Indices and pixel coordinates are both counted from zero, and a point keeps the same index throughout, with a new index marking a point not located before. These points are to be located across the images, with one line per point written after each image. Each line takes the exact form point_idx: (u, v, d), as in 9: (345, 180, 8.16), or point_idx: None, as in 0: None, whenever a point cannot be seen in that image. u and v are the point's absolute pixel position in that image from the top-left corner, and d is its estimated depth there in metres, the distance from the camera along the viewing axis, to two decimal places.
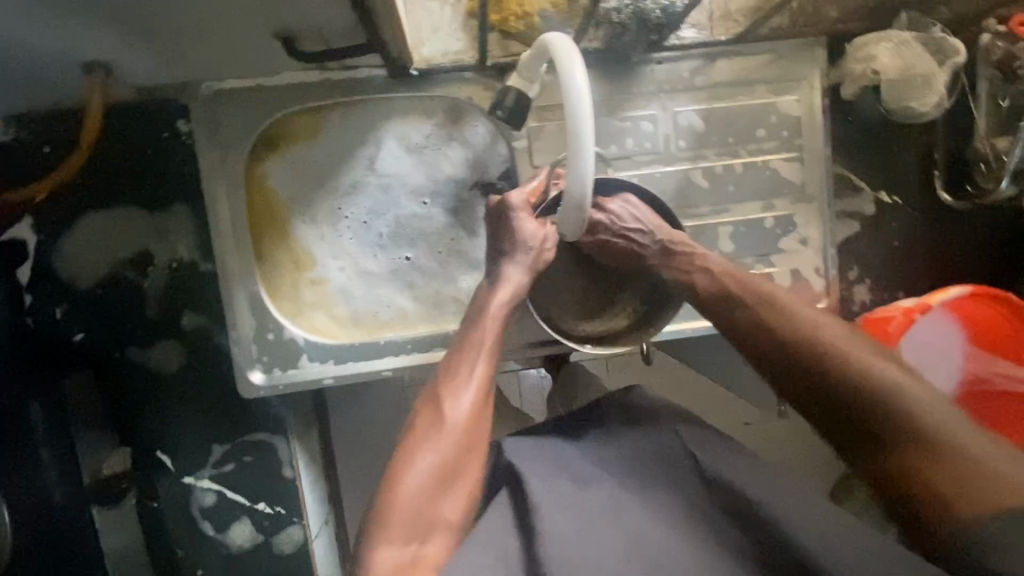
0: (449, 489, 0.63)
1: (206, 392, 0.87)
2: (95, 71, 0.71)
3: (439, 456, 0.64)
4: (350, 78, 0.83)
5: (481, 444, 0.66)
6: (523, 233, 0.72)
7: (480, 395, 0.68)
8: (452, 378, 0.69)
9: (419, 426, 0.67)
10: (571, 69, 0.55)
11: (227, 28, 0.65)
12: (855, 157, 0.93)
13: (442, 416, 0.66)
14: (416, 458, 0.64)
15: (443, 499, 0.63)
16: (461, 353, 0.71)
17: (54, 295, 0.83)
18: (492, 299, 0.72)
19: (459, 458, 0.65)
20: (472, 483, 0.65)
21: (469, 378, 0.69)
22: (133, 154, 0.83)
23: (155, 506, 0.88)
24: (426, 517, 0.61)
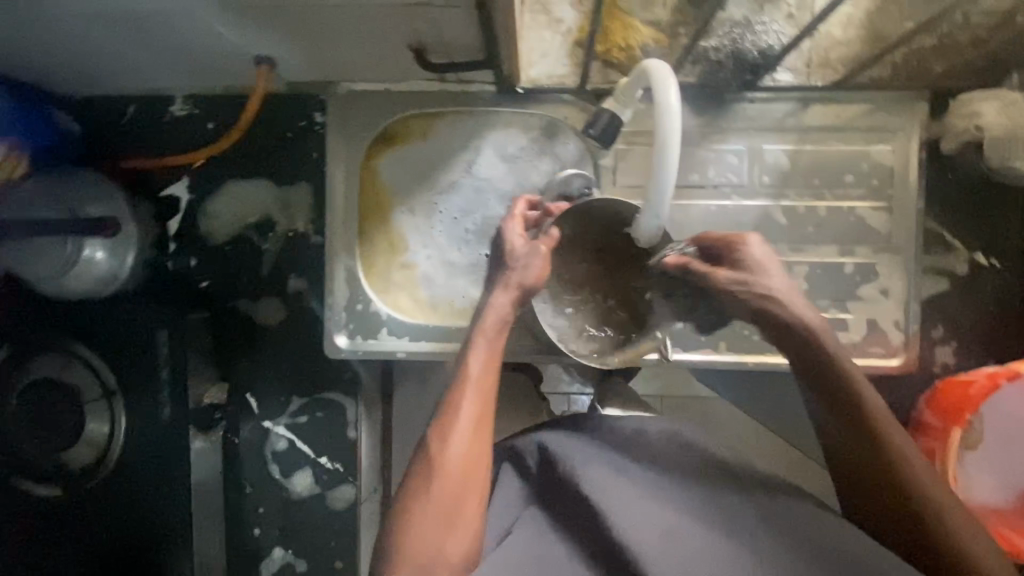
0: (448, 534, 0.65)
1: (296, 348, 0.99)
2: (263, 65, 0.86)
3: (433, 499, 0.66)
4: (463, 90, 0.93)
5: (476, 482, 0.67)
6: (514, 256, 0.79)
7: (476, 422, 0.70)
8: (445, 418, 0.70)
9: (415, 471, 0.69)
10: (666, 113, 0.60)
11: (373, 36, 0.77)
12: (950, 213, 0.90)
13: (436, 459, 0.68)
14: (411, 506, 0.66)
15: (447, 541, 0.64)
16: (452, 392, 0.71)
17: (191, 246, 0.99)
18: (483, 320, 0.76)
19: (456, 501, 0.66)
20: (466, 526, 0.65)
21: (459, 414, 0.70)
22: (274, 136, 0.98)
23: (236, 442, 1.00)
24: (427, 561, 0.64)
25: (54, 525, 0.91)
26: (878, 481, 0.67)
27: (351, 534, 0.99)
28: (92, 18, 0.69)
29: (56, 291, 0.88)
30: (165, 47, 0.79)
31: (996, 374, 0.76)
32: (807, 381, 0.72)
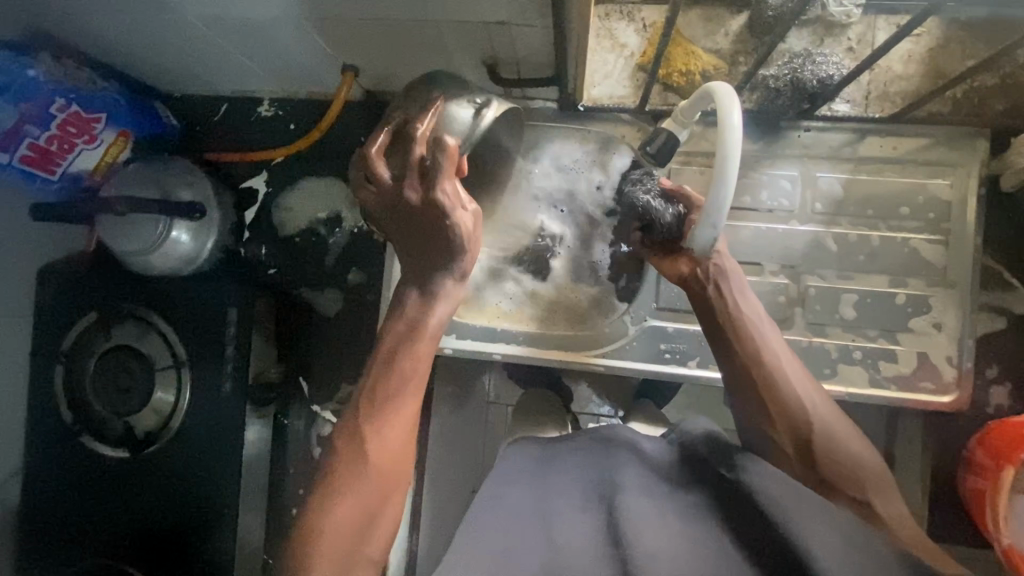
0: (356, 535, 0.66)
1: (352, 336, 1.05)
2: (349, 73, 0.93)
3: (354, 501, 0.67)
4: (527, 106, 0.99)
5: (382, 488, 0.68)
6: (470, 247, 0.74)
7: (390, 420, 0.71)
8: (375, 417, 0.71)
9: (339, 470, 0.69)
10: (730, 143, 0.62)
11: (452, 50, 0.84)
12: (1009, 252, 0.89)
13: (364, 461, 0.69)
14: (332, 507, 0.66)
15: (366, 541, 0.67)
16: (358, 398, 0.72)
17: (265, 235, 1.07)
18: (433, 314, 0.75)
19: (358, 504, 0.67)
20: (346, 526, 0.66)
21: (393, 414, 0.71)
22: (349, 139, 1.06)
23: (285, 422, 1.05)
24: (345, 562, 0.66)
25: (118, 482, 0.97)
26: (784, 440, 0.75)
27: None
28: (210, 22, 0.78)
29: (145, 267, 0.95)
30: (264, 51, 0.87)
31: None
32: (724, 350, 0.80)
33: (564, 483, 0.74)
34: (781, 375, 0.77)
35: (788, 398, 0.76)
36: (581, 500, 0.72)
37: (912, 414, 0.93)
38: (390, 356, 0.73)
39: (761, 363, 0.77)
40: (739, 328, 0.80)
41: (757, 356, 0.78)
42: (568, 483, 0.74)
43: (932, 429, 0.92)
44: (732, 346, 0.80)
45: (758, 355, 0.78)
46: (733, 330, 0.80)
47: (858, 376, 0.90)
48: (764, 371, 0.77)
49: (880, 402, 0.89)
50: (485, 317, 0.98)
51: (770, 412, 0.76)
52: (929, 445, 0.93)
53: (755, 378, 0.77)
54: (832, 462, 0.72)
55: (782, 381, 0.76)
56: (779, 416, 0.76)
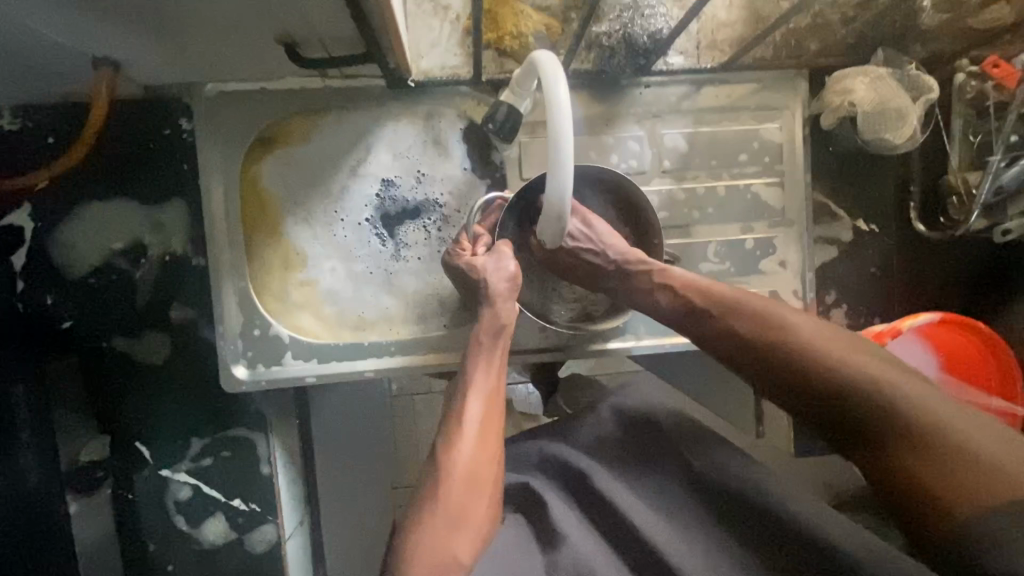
0: (459, 531, 0.60)
1: (189, 385, 0.88)
2: (104, 68, 0.73)
3: (449, 498, 0.61)
4: (350, 87, 0.86)
5: (488, 482, 0.64)
6: (481, 273, 0.75)
7: (488, 417, 0.68)
8: (451, 426, 0.66)
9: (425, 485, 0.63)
10: (558, 109, 0.56)
11: (233, 31, 0.68)
12: (835, 185, 0.96)
13: (444, 467, 0.63)
14: (423, 522, 0.60)
15: (455, 541, 0.60)
16: (459, 392, 0.70)
17: (46, 281, 0.84)
18: (473, 371, 0.71)
19: (466, 497, 0.62)
20: (483, 524, 0.62)
21: (467, 419, 0.66)
22: (134, 148, 0.85)
23: (130, 498, 0.89)
24: (437, 560, 0.58)
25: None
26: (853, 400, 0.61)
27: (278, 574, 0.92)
28: None
29: None
30: None
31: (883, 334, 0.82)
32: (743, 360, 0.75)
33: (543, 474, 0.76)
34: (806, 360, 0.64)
35: (863, 385, 0.60)
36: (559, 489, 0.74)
37: None
38: (491, 366, 0.72)
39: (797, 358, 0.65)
40: (762, 322, 0.68)
41: (798, 351, 0.65)
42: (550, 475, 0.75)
43: None
44: (750, 357, 0.68)
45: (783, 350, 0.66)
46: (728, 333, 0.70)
47: None
48: (820, 369, 0.63)
49: None
50: (347, 332, 0.88)
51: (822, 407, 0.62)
52: None
53: (800, 379, 0.64)
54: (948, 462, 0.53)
55: (842, 370, 0.62)
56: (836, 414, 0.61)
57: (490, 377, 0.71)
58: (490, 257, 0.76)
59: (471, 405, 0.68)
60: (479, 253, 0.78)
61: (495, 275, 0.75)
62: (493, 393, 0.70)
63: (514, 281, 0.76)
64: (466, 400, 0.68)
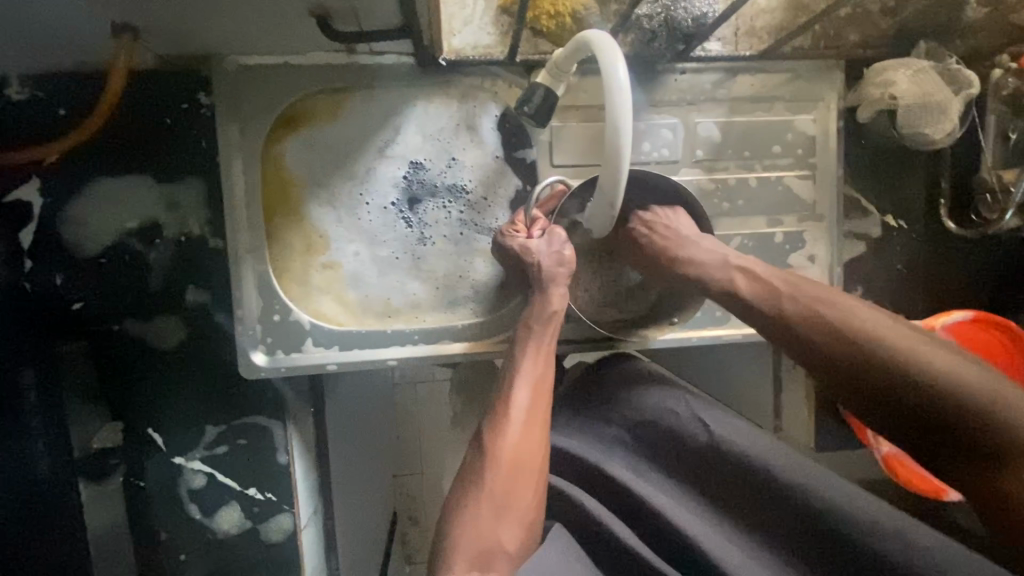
0: (506, 518, 0.60)
1: (203, 371, 0.85)
2: (123, 36, 0.69)
3: (493, 487, 0.61)
4: (378, 64, 0.83)
5: (535, 470, 0.63)
6: (531, 255, 0.75)
7: (534, 407, 0.67)
8: (497, 412, 0.66)
9: (468, 473, 0.63)
10: (620, 122, 0.53)
11: (265, 1, 0.64)
12: (866, 179, 0.95)
13: (489, 454, 0.63)
14: (469, 509, 0.60)
15: (501, 529, 0.59)
16: (506, 380, 0.69)
17: (54, 261, 0.80)
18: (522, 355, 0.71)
19: (513, 483, 0.61)
20: (531, 512, 0.61)
21: (512, 408, 0.66)
22: (151, 122, 0.81)
23: (140, 485, 0.84)
24: (485, 547, 0.58)
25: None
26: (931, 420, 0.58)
27: (294, 564, 0.89)
28: None
29: None
30: None
31: None
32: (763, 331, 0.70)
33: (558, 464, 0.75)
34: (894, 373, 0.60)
35: (943, 386, 0.58)
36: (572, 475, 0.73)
37: None
38: (539, 358, 0.71)
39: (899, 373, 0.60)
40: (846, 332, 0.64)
41: (884, 358, 0.61)
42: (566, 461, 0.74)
43: None
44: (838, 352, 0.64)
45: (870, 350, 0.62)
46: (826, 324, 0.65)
47: None
48: (899, 368, 0.60)
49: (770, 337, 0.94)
50: (371, 318, 0.86)
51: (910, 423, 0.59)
52: None
53: (872, 372, 0.61)
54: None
55: (919, 376, 0.59)
56: (912, 424, 0.59)
57: (536, 367, 0.70)
58: (545, 239, 0.76)
59: (518, 393, 0.67)
60: (532, 235, 0.77)
61: (547, 257, 0.75)
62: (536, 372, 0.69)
63: (562, 262, 0.75)
64: (513, 386, 0.68)
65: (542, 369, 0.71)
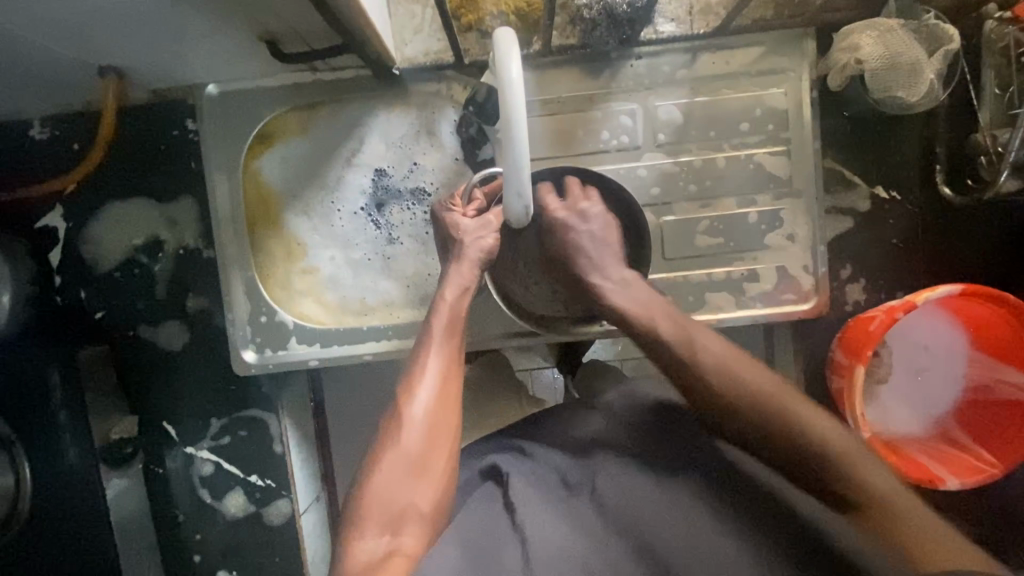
0: (419, 480, 0.66)
1: (206, 369, 0.95)
2: (109, 75, 0.78)
3: (404, 449, 0.67)
4: (340, 79, 0.89)
5: (445, 437, 0.68)
6: (461, 230, 0.77)
7: (445, 375, 0.71)
8: (411, 379, 0.71)
9: (383, 436, 0.69)
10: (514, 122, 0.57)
11: (218, 34, 0.71)
12: (849, 150, 0.89)
13: (402, 416, 0.69)
14: (382, 466, 0.66)
15: (414, 489, 0.65)
16: (419, 350, 0.73)
17: (79, 277, 0.93)
18: (436, 310, 0.74)
19: (424, 448, 0.67)
20: (444, 474, 0.67)
21: (425, 375, 0.71)
22: (148, 150, 0.91)
23: (160, 471, 0.97)
24: (399, 507, 0.64)
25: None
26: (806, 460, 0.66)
27: (295, 546, 0.97)
28: None
29: None
30: None
31: (893, 309, 0.77)
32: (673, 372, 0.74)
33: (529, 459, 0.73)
34: (768, 407, 0.69)
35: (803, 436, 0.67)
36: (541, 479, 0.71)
37: (783, 325, 0.95)
38: (453, 329, 0.74)
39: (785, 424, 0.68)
40: (726, 374, 0.71)
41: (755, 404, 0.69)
42: (539, 469, 0.72)
43: (801, 337, 0.93)
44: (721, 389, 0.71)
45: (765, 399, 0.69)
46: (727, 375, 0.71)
47: (725, 302, 0.89)
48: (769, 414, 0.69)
49: (749, 322, 0.90)
50: (348, 316, 0.92)
51: (782, 457, 0.67)
52: (803, 353, 0.94)
53: (739, 412, 0.69)
54: (877, 513, 0.62)
55: (797, 421, 0.67)
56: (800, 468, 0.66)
57: (450, 336, 0.73)
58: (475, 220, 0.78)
59: (431, 359, 0.71)
60: (468, 215, 0.79)
61: (472, 244, 0.77)
62: (451, 334, 0.74)
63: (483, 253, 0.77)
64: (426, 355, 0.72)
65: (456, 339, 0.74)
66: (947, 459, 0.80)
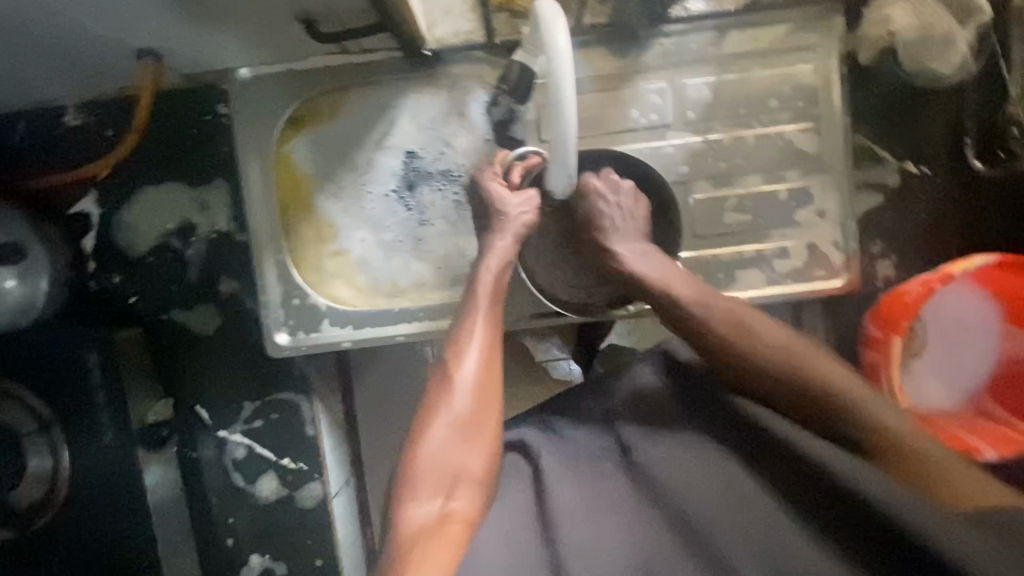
0: (468, 444, 0.66)
1: (238, 352, 0.95)
2: (146, 58, 0.79)
3: (454, 415, 0.67)
4: (369, 62, 0.89)
5: (493, 404, 0.68)
6: (504, 205, 0.78)
7: (490, 346, 0.72)
8: (458, 349, 0.71)
9: (431, 402, 0.69)
10: (564, 87, 0.58)
11: (257, 16, 0.72)
12: (878, 126, 0.89)
13: (451, 383, 0.69)
14: (433, 431, 0.66)
15: (467, 455, 0.66)
16: (463, 321, 0.73)
17: (113, 262, 0.94)
18: (484, 273, 0.75)
19: (474, 414, 0.67)
20: (494, 438, 0.67)
21: (471, 345, 0.71)
22: (181, 134, 0.92)
23: (195, 455, 0.97)
24: (450, 470, 0.65)
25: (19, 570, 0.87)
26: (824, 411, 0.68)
27: (327, 531, 0.97)
28: None
29: None
30: (33, 55, 0.73)
31: (930, 280, 0.77)
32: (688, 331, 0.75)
33: (565, 444, 0.72)
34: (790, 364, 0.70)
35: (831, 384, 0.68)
36: (576, 458, 0.70)
37: (814, 303, 0.94)
38: (495, 300, 0.75)
39: (786, 373, 0.69)
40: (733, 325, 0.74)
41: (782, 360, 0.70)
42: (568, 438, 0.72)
43: (831, 314, 0.93)
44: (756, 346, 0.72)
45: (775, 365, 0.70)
46: (725, 337, 0.73)
47: (756, 279, 0.89)
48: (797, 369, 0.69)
49: (782, 298, 0.89)
50: (381, 298, 0.92)
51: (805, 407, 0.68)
52: (833, 330, 0.94)
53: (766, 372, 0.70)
54: (895, 457, 0.63)
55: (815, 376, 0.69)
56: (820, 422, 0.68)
57: (491, 308, 0.74)
58: (519, 197, 0.78)
59: (475, 330, 0.72)
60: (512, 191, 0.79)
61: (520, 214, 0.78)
62: (495, 301, 0.75)
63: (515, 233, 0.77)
64: (469, 326, 0.72)
65: (497, 312, 0.74)
66: (983, 431, 0.80)
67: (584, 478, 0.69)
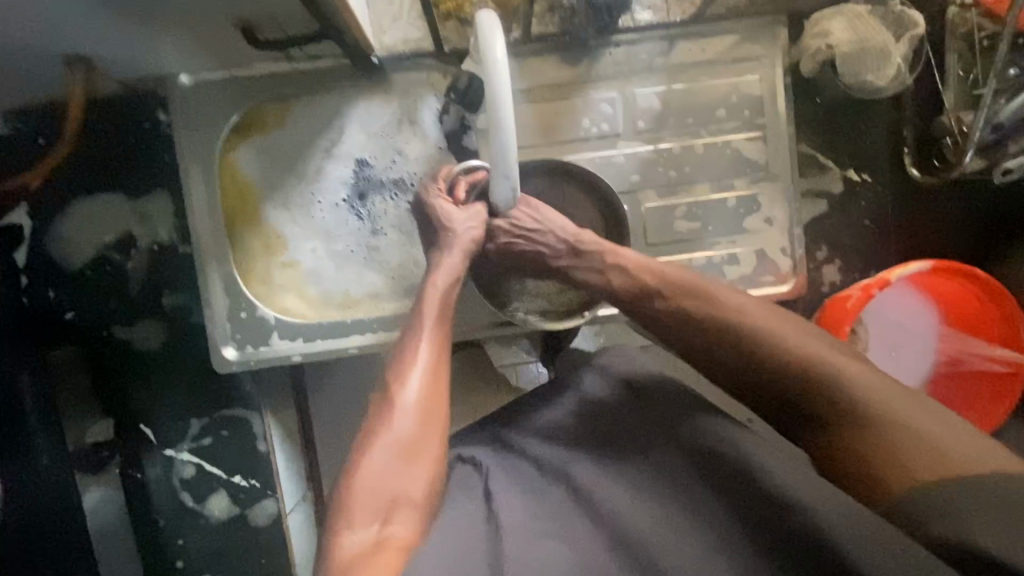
0: (409, 467, 0.64)
1: (184, 368, 0.92)
2: (76, 65, 0.76)
3: (396, 437, 0.65)
4: (316, 69, 0.87)
5: (437, 424, 0.67)
6: (451, 221, 0.76)
7: (437, 364, 0.71)
8: (402, 368, 0.70)
9: (372, 423, 0.67)
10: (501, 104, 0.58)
11: (192, 23, 0.70)
12: (821, 135, 0.92)
13: (393, 403, 0.67)
14: (373, 454, 0.64)
15: (408, 479, 0.64)
16: (409, 339, 0.72)
17: (48, 277, 0.90)
18: (430, 289, 0.74)
19: (416, 436, 0.66)
20: (437, 461, 0.66)
21: (416, 363, 0.70)
22: (118, 142, 0.89)
23: (139, 476, 0.93)
24: (390, 495, 0.62)
25: None
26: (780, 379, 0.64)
27: (282, 548, 0.95)
28: None
29: None
30: None
31: (869, 287, 0.80)
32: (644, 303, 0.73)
33: (512, 459, 0.70)
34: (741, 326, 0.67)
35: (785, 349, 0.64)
36: (521, 471, 0.69)
37: None
38: (442, 317, 0.74)
39: (746, 335, 0.66)
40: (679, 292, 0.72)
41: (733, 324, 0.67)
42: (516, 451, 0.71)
43: None
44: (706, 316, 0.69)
45: (730, 324, 0.68)
46: (676, 309, 0.71)
47: None
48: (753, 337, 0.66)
49: None
50: (332, 310, 0.90)
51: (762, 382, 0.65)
52: None
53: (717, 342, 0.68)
54: (858, 428, 0.59)
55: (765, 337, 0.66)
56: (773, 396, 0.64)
57: (438, 325, 0.73)
58: (465, 213, 0.77)
59: (421, 348, 0.71)
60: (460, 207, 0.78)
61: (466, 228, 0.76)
62: (442, 317, 0.74)
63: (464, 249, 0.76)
64: (415, 344, 0.71)
65: (445, 329, 0.74)
66: None
67: (526, 495, 0.68)
